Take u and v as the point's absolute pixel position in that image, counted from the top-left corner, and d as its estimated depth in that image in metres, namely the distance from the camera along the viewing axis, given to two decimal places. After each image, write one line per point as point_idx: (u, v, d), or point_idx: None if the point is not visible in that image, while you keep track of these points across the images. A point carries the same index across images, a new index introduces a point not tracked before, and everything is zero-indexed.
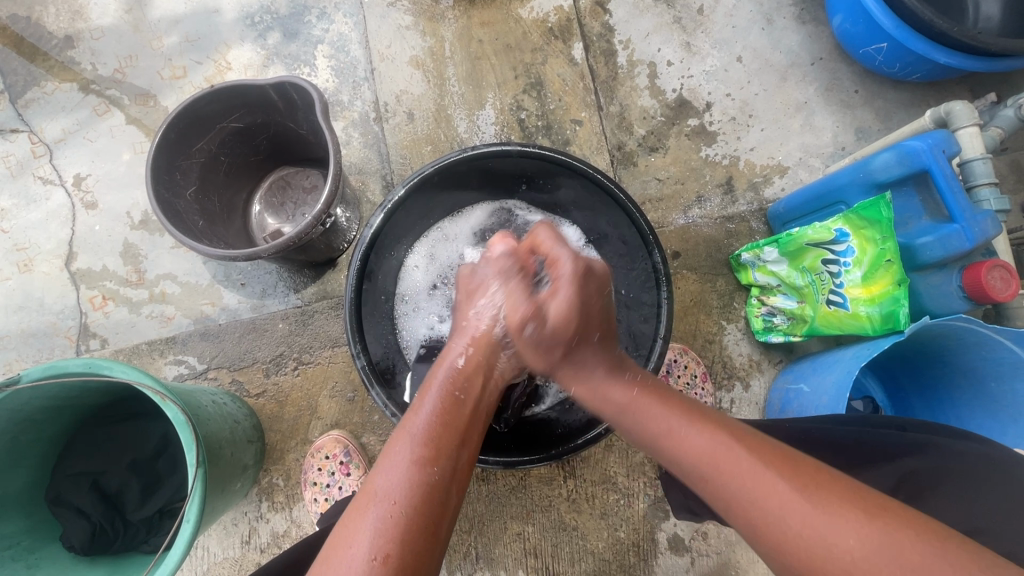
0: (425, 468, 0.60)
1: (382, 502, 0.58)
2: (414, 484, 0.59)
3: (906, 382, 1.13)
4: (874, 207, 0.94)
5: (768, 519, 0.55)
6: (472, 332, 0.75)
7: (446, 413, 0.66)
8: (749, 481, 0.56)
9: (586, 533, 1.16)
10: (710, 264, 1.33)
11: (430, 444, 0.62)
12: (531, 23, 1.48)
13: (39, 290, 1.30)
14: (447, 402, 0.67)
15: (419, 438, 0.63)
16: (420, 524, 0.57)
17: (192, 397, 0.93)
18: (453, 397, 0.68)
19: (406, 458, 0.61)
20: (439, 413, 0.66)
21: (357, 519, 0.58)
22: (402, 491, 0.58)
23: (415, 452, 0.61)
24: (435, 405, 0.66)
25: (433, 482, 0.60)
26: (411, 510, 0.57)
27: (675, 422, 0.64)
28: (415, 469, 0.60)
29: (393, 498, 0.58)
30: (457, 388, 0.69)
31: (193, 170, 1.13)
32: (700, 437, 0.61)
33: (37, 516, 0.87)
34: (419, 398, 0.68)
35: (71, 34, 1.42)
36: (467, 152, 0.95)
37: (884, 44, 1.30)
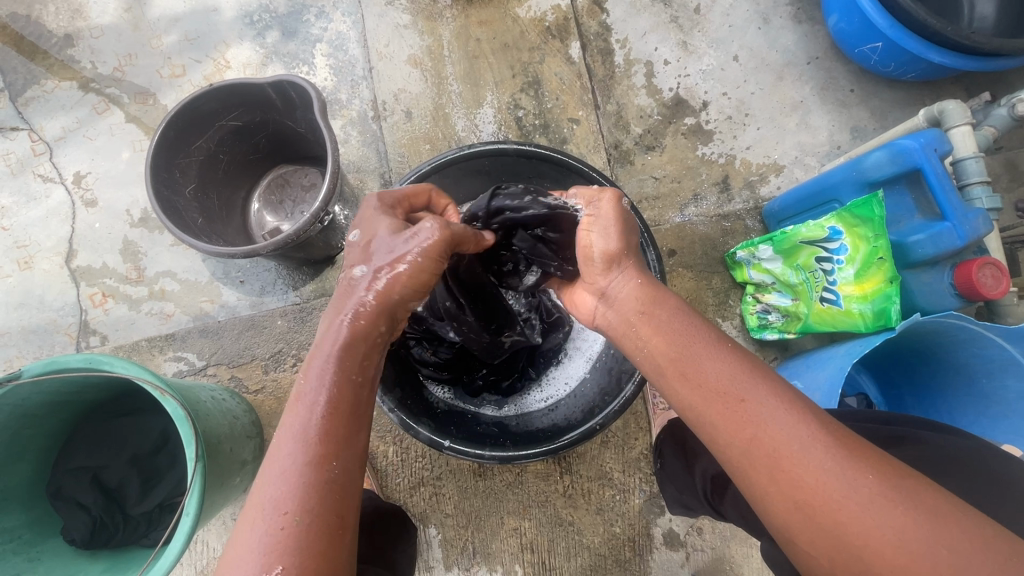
0: (321, 469, 0.53)
1: (273, 511, 0.51)
2: (306, 489, 0.52)
3: (899, 379, 1.15)
4: (867, 205, 0.95)
5: (788, 462, 0.53)
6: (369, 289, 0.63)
7: (340, 397, 0.57)
8: (794, 439, 0.53)
9: (583, 529, 1.17)
10: (706, 262, 1.34)
11: (326, 440, 0.54)
12: (529, 22, 1.48)
13: (39, 287, 1.31)
14: (342, 386, 0.58)
15: (313, 434, 0.54)
16: (323, 527, 0.51)
17: (191, 393, 0.94)
18: (349, 379, 0.58)
19: (297, 461, 0.52)
20: (331, 396, 0.57)
21: (249, 530, 0.51)
22: (296, 497, 0.51)
23: (308, 451, 0.53)
24: (327, 391, 0.57)
25: (331, 482, 0.53)
26: (309, 522, 0.51)
27: (721, 364, 0.60)
28: (311, 471, 0.52)
29: (286, 507, 0.51)
30: (352, 361, 0.60)
31: (193, 167, 1.14)
32: (731, 377, 0.58)
33: (37, 510, 0.88)
34: (305, 378, 0.58)
35: (71, 32, 1.42)
36: (464, 151, 0.96)
37: (879, 43, 1.31)
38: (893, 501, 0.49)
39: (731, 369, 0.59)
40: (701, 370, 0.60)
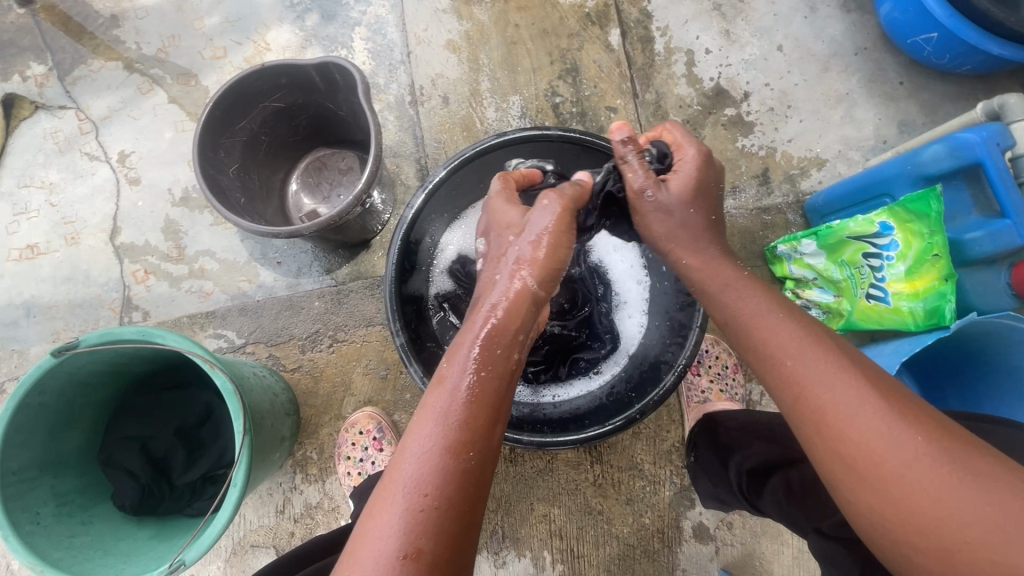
0: (459, 458, 0.58)
1: (411, 493, 0.56)
2: (444, 476, 0.57)
3: (945, 383, 1.11)
4: (924, 199, 0.93)
5: (877, 467, 0.53)
6: (509, 290, 0.69)
7: (479, 394, 0.62)
8: (898, 458, 0.52)
9: (612, 518, 1.17)
10: (744, 255, 1.32)
11: (464, 431, 0.59)
12: (568, 8, 1.47)
13: (85, 263, 1.35)
14: (481, 386, 0.63)
15: (453, 424, 0.59)
16: (457, 513, 0.56)
17: (236, 368, 0.96)
18: (485, 377, 0.63)
19: (436, 448, 0.58)
20: (472, 391, 0.62)
21: (386, 509, 0.56)
22: (432, 483, 0.56)
23: (446, 437, 0.59)
24: (468, 384, 0.62)
25: (465, 469, 0.58)
26: (444, 508, 0.55)
27: (838, 378, 0.58)
28: (448, 457, 0.57)
29: (423, 489, 0.56)
30: (496, 347, 0.66)
31: (236, 148, 1.15)
32: (841, 386, 0.57)
33: (88, 476, 0.91)
34: (447, 372, 0.64)
35: (117, 13, 1.45)
36: (507, 136, 0.95)
37: (934, 34, 1.27)
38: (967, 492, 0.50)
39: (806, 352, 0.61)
40: (825, 392, 0.58)
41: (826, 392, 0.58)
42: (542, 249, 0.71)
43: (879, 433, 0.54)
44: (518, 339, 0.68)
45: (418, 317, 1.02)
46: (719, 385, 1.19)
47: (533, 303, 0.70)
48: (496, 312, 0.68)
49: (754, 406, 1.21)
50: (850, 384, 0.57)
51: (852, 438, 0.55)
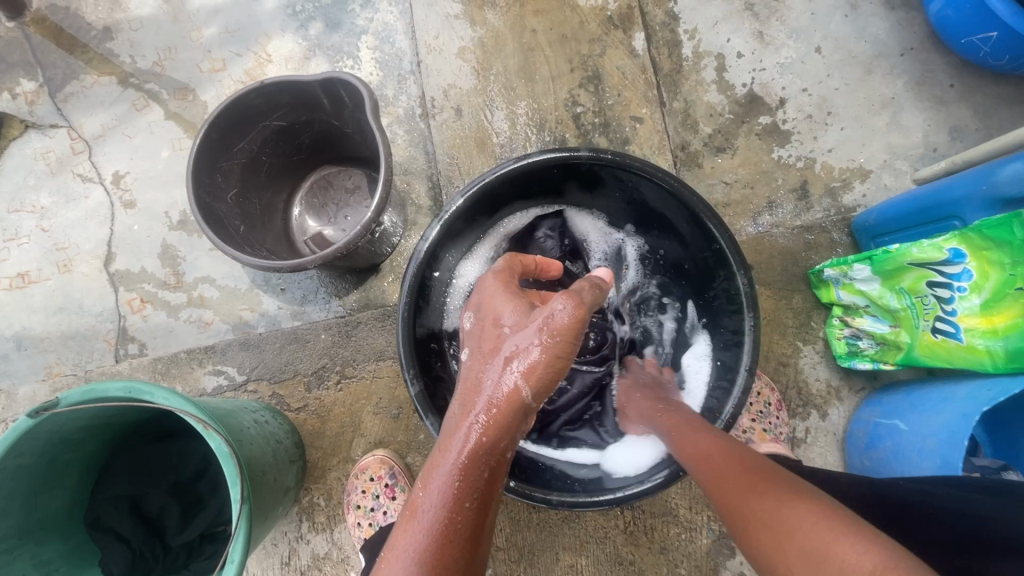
0: None
1: None
2: None
3: (1015, 420, 1.01)
4: (1006, 226, 0.81)
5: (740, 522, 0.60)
6: (493, 402, 0.61)
7: (452, 525, 0.57)
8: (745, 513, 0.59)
9: (644, 569, 1.08)
10: (786, 279, 1.21)
11: None
12: (589, 10, 1.37)
13: (79, 291, 1.27)
14: (455, 519, 0.58)
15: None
16: None
17: (234, 419, 0.88)
18: (462, 508, 0.58)
19: None
20: (444, 523, 0.57)
21: None
22: None
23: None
24: (440, 515, 0.57)
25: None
26: None
27: (717, 455, 0.67)
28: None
29: None
30: (473, 470, 0.59)
31: (235, 171, 1.07)
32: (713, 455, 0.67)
33: (75, 539, 0.83)
34: (419, 507, 0.59)
35: (110, 25, 1.37)
36: (532, 160, 0.86)
37: (994, 32, 1.15)
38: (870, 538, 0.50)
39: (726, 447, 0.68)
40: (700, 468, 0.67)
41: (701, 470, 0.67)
42: (538, 356, 0.62)
43: (770, 509, 0.57)
44: (501, 454, 0.61)
45: (435, 361, 0.92)
46: (762, 424, 1.09)
47: (518, 414, 0.62)
48: (481, 429, 0.60)
49: (799, 444, 1.11)
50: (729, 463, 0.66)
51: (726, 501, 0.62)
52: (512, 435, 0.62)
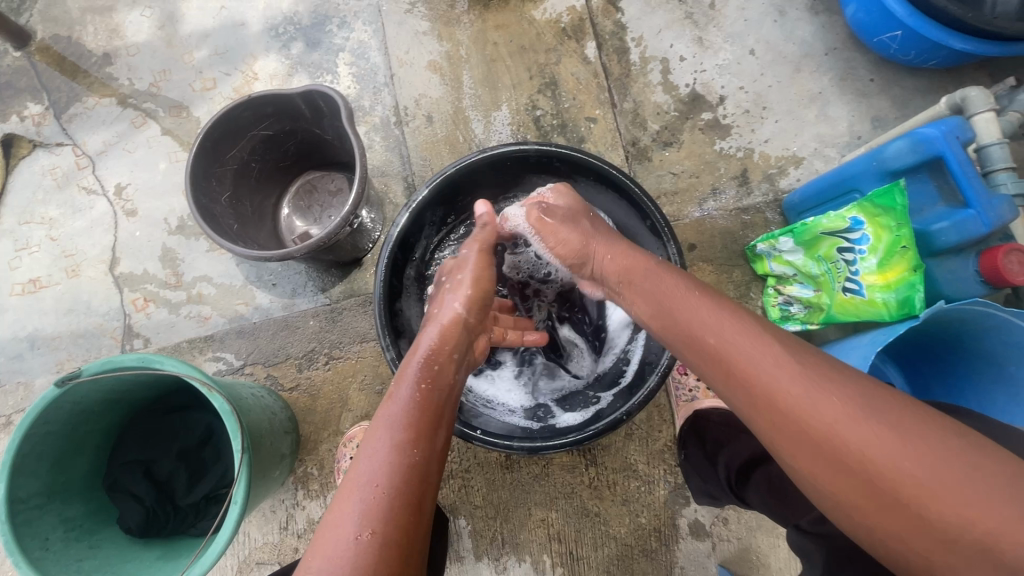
0: (407, 451, 0.65)
1: (366, 487, 0.62)
2: (394, 467, 0.63)
3: (927, 369, 1.14)
4: (888, 194, 0.95)
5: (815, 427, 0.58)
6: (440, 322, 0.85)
7: (421, 399, 0.72)
8: (832, 415, 0.57)
9: (609, 519, 1.20)
10: (726, 255, 1.36)
11: (410, 429, 0.68)
12: (544, 24, 1.51)
13: (87, 293, 1.39)
14: (423, 392, 0.73)
15: (399, 425, 0.68)
16: (408, 500, 0.62)
17: (234, 390, 1.00)
18: (427, 387, 0.74)
19: (387, 444, 0.65)
20: (415, 397, 0.72)
21: (343, 504, 0.61)
22: (385, 476, 0.63)
23: (396, 436, 0.67)
24: (414, 392, 0.72)
25: (414, 463, 0.65)
26: (396, 496, 0.62)
27: (764, 356, 0.63)
28: (397, 452, 0.65)
29: (378, 482, 0.62)
30: (435, 364, 0.77)
31: (227, 176, 1.20)
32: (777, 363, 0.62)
33: (95, 501, 0.94)
34: (395, 386, 0.74)
35: (109, 51, 1.50)
36: (487, 153, 1.00)
37: (898, 32, 1.30)
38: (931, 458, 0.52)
39: (750, 344, 0.65)
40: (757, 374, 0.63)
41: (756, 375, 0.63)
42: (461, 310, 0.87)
43: (860, 426, 0.55)
44: (455, 360, 0.80)
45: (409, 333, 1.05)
46: None
47: (464, 331, 0.85)
48: (435, 340, 0.81)
49: None
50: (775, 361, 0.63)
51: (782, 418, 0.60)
52: (460, 347, 0.83)
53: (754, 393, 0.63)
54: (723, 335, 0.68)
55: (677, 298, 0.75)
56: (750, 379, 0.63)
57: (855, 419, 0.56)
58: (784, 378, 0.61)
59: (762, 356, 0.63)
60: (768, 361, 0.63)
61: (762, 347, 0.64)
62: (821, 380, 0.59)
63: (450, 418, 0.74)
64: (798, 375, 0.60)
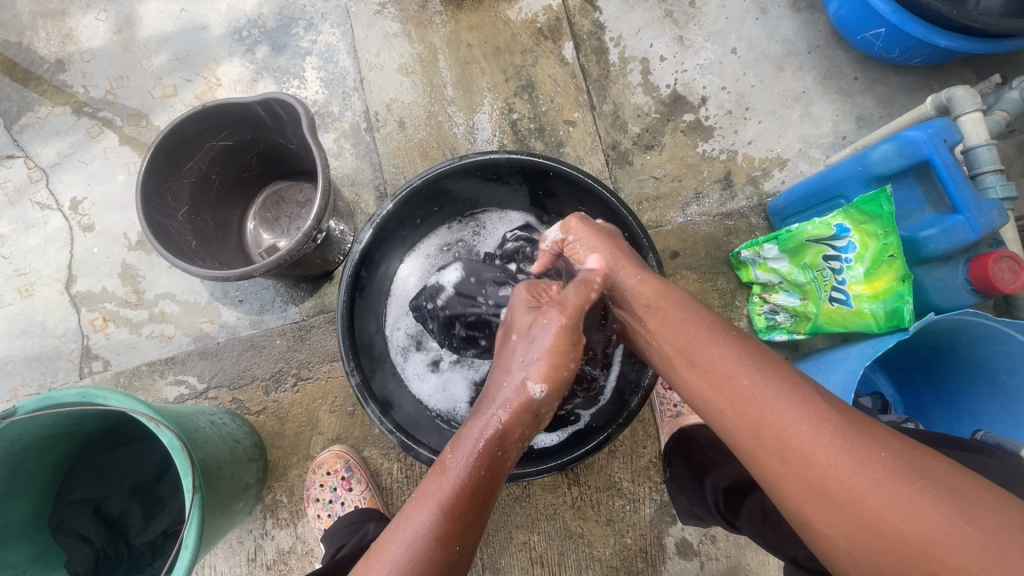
0: (447, 548, 0.59)
1: (394, 574, 0.58)
2: (431, 561, 0.58)
3: (917, 378, 1.10)
4: (875, 201, 0.92)
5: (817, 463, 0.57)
6: (518, 390, 0.68)
7: (474, 489, 0.63)
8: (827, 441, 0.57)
9: (593, 541, 1.15)
10: (710, 263, 1.32)
11: (455, 523, 0.61)
12: (520, 24, 1.46)
13: (41, 314, 1.31)
14: (478, 480, 0.63)
15: (444, 514, 0.61)
16: None
17: (190, 421, 0.94)
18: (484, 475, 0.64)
19: (427, 535, 0.59)
20: (469, 485, 0.63)
21: None
22: (413, 564, 0.58)
23: (436, 528, 0.60)
24: (464, 480, 0.63)
25: (451, 563, 0.59)
26: None
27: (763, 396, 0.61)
28: (438, 549, 0.59)
29: (404, 570, 0.58)
30: (497, 451, 0.66)
31: (184, 190, 1.13)
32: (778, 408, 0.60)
33: (40, 543, 0.88)
34: (450, 459, 0.65)
35: (62, 57, 1.42)
36: (456, 162, 0.94)
37: (882, 29, 1.26)
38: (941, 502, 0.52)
39: (754, 375, 0.62)
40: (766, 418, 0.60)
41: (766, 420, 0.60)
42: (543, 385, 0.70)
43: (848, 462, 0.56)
44: (517, 443, 0.68)
45: (378, 358, 1.02)
46: None
47: (533, 414, 0.68)
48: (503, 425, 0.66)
49: None
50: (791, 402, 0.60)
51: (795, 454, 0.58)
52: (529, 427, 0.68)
53: (739, 417, 0.62)
54: (709, 360, 0.66)
55: (680, 327, 0.70)
56: (733, 401, 0.62)
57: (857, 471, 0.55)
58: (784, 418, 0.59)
59: (766, 382, 0.62)
60: (775, 393, 0.61)
61: (749, 371, 0.63)
62: (814, 419, 0.58)
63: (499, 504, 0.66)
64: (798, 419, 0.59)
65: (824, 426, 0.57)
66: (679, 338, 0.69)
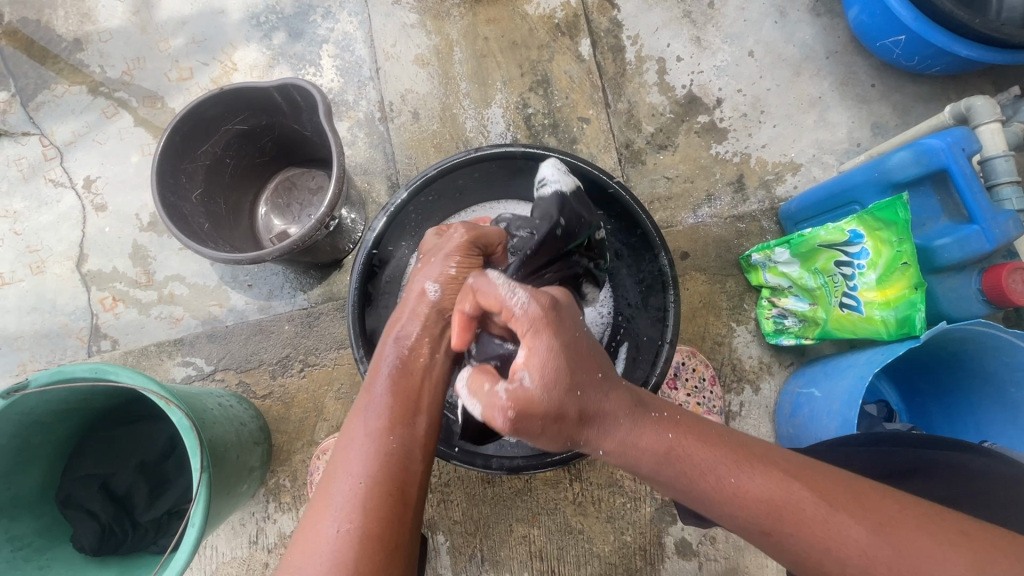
0: (383, 441, 0.62)
1: (344, 478, 0.60)
2: (372, 455, 0.61)
3: (924, 388, 1.10)
4: (891, 208, 0.91)
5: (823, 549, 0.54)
6: (414, 297, 0.75)
7: (399, 390, 0.67)
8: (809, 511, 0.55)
9: (592, 537, 1.15)
10: (719, 265, 1.32)
11: (387, 417, 0.64)
12: (538, 19, 1.46)
13: (51, 292, 1.32)
14: (402, 376, 0.69)
15: (375, 413, 0.64)
16: (385, 489, 0.59)
17: (198, 401, 0.95)
18: (405, 370, 0.69)
19: (362, 434, 0.62)
20: (393, 383, 0.67)
21: (321, 501, 0.59)
22: (362, 465, 0.60)
23: (372, 427, 0.63)
24: (389, 380, 0.68)
25: (393, 451, 0.62)
26: (371, 484, 0.59)
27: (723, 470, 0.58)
28: (374, 445, 0.62)
29: (354, 471, 0.60)
30: (411, 348, 0.72)
31: (199, 172, 1.13)
32: (750, 481, 0.56)
33: (47, 516, 0.89)
34: (372, 374, 0.70)
35: (80, 37, 1.42)
36: (473, 154, 0.94)
37: (902, 36, 1.26)
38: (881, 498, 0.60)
39: (739, 473, 0.57)
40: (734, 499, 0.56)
41: (733, 499, 0.56)
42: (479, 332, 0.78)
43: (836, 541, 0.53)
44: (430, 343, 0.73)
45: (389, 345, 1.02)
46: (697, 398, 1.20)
47: (441, 313, 0.76)
48: (408, 327, 0.73)
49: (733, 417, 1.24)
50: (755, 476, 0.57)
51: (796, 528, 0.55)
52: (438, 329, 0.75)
53: (755, 525, 0.56)
54: (689, 471, 0.58)
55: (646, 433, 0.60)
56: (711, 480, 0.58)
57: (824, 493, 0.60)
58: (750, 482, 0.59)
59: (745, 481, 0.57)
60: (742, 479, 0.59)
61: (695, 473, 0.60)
62: (820, 501, 0.55)
63: (433, 402, 0.69)
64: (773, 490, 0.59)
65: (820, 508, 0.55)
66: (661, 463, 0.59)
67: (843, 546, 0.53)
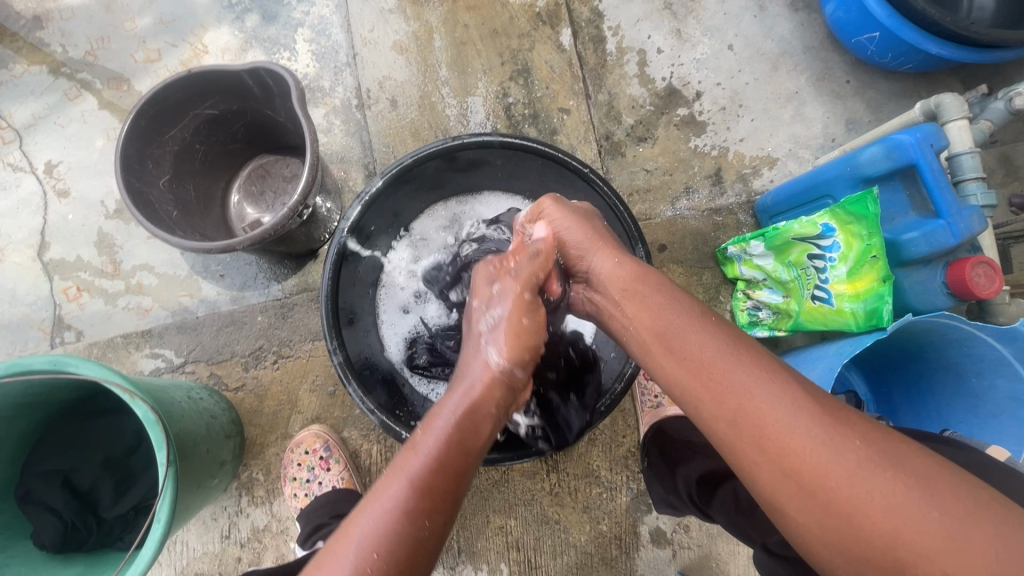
0: (416, 524, 0.56)
1: (364, 549, 0.55)
2: (400, 536, 0.55)
3: (890, 377, 1.13)
4: (862, 202, 0.94)
5: (848, 501, 0.50)
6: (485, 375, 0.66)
7: (451, 468, 0.60)
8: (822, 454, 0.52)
9: (569, 527, 1.16)
10: (697, 257, 1.34)
11: (427, 498, 0.57)
12: (519, 7, 1.44)
13: (12, 281, 1.27)
14: (451, 455, 0.60)
15: (416, 488, 0.57)
16: (403, 573, 0.55)
17: (166, 394, 0.92)
18: (457, 451, 0.61)
19: (397, 507, 0.56)
20: (446, 458, 0.60)
21: (336, 564, 0.55)
22: (386, 543, 0.55)
23: (410, 504, 0.57)
24: (439, 453, 0.60)
25: (422, 539, 0.56)
26: (392, 566, 0.54)
27: (716, 354, 0.60)
28: (406, 524, 0.56)
29: (377, 550, 0.54)
30: (474, 425, 0.63)
31: (167, 158, 1.10)
32: (747, 379, 0.57)
33: (6, 513, 0.86)
34: (421, 436, 0.62)
35: (40, 14, 1.36)
36: (449, 142, 0.93)
37: (876, 33, 1.27)
38: (973, 527, 0.47)
39: (730, 363, 0.59)
40: (740, 399, 0.57)
41: (741, 398, 0.57)
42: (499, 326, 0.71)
43: (873, 497, 0.50)
44: (494, 420, 0.66)
45: (362, 314, 1.03)
46: None
47: (510, 390, 0.67)
48: (472, 395, 0.65)
49: None
50: (768, 383, 0.56)
51: (772, 437, 0.54)
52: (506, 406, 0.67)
53: (733, 422, 0.57)
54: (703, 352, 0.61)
55: (667, 320, 0.65)
56: (726, 407, 0.57)
57: (876, 491, 0.50)
58: (794, 433, 0.53)
59: (741, 375, 0.58)
60: (781, 409, 0.55)
61: (755, 375, 0.57)
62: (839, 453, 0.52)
63: (477, 488, 0.62)
64: (804, 427, 0.53)
65: (831, 445, 0.52)
66: (672, 335, 0.64)
67: (854, 485, 0.50)
